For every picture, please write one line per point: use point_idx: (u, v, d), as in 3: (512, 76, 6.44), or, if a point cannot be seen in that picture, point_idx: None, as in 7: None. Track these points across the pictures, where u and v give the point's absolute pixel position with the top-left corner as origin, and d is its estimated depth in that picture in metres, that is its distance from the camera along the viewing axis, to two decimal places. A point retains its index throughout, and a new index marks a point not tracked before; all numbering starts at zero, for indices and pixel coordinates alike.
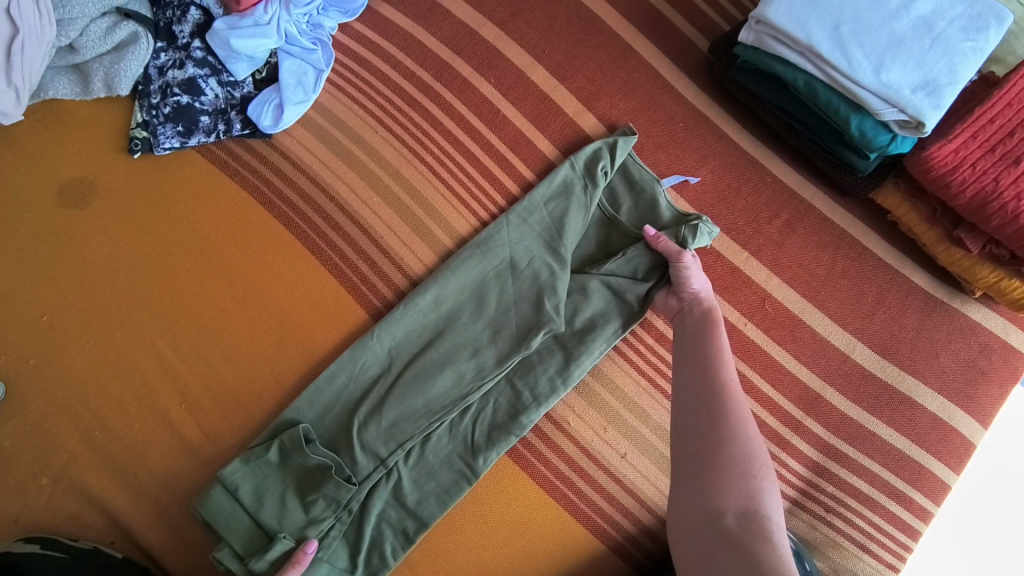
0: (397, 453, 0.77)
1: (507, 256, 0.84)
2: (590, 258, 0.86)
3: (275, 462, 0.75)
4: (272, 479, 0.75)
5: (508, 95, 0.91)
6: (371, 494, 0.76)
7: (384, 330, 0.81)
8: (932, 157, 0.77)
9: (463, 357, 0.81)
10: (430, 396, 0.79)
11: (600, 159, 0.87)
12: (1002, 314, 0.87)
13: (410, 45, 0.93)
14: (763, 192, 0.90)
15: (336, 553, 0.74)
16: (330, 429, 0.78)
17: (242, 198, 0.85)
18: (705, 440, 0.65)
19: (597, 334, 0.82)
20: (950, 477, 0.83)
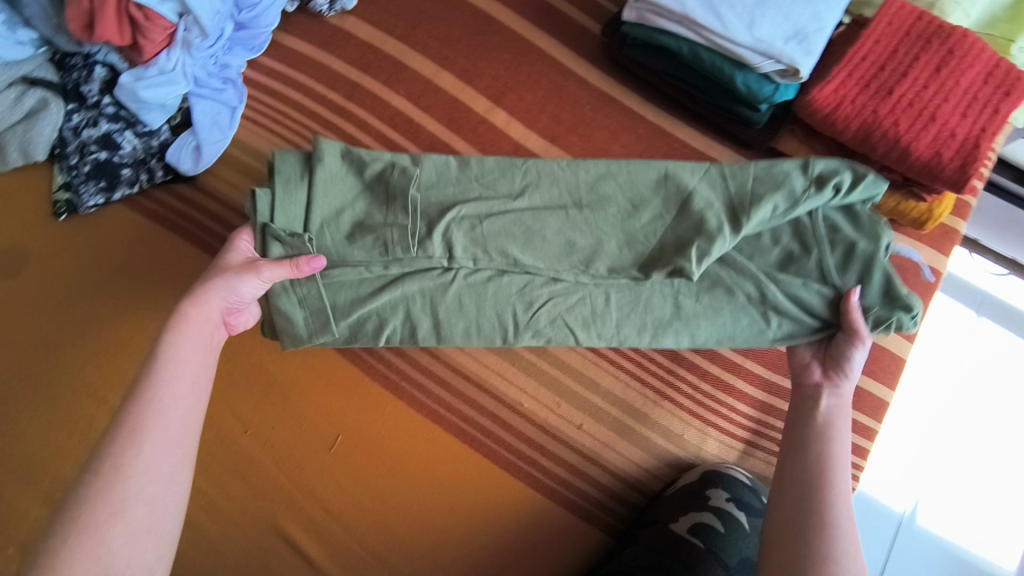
0: (469, 261, 0.79)
1: (685, 196, 0.80)
2: (784, 233, 0.80)
3: (362, 178, 0.80)
4: (345, 190, 0.79)
5: (419, 104, 0.95)
6: (401, 300, 0.79)
7: (533, 165, 0.82)
8: (814, 99, 0.83)
9: (624, 176, 0.82)
10: (546, 242, 0.80)
11: (838, 174, 0.77)
12: (911, 234, 0.92)
13: (318, 71, 0.96)
14: (674, 157, 0.95)
15: (343, 272, 0.77)
16: (430, 192, 0.81)
17: (174, 242, 0.87)
18: (800, 531, 0.68)
19: (711, 313, 0.79)
20: (888, 394, 0.88)
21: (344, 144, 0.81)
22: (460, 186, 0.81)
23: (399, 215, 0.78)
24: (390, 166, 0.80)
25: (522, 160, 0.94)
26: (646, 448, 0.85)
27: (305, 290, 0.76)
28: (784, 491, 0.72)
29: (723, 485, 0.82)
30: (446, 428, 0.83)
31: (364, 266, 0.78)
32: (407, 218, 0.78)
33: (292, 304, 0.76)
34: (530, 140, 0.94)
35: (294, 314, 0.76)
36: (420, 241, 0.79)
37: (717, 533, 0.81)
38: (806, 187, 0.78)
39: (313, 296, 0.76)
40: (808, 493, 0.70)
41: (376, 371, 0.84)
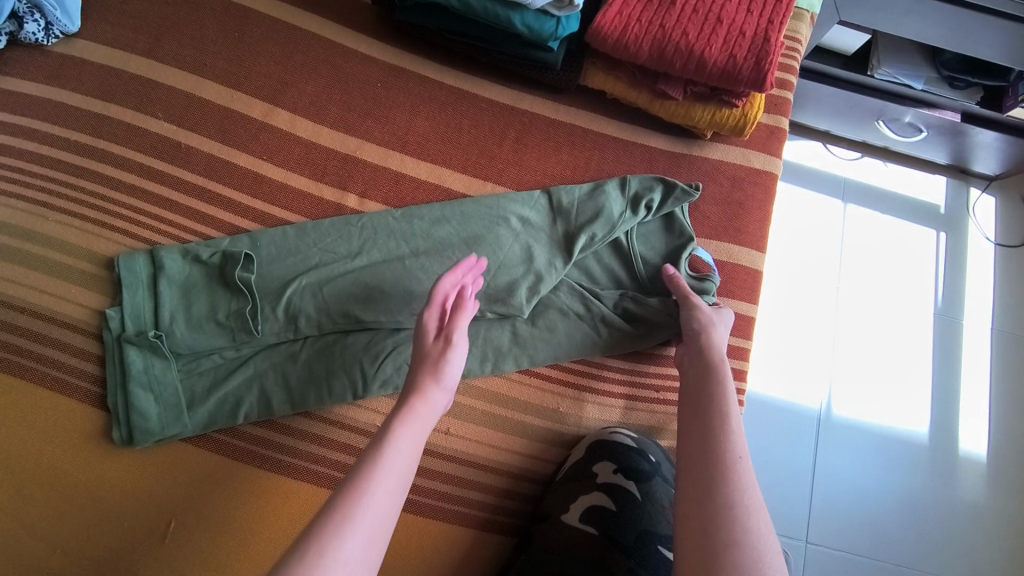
0: (314, 328, 0.75)
1: (503, 210, 0.82)
2: (628, 272, 0.83)
3: (209, 268, 0.76)
4: (190, 281, 0.76)
5: (185, 123, 0.82)
6: (262, 371, 0.74)
7: (371, 217, 0.81)
8: (600, 26, 0.77)
9: (462, 229, 0.81)
10: (396, 293, 0.77)
11: (647, 192, 0.83)
12: (737, 143, 0.90)
13: (51, 111, 0.81)
14: (484, 118, 0.87)
15: (192, 366, 0.74)
16: (274, 269, 0.77)
17: None
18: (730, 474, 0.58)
19: (549, 306, 0.81)
20: (751, 309, 0.85)
21: (182, 245, 0.77)
22: (300, 253, 0.78)
23: (241, 296, 0.75)
24: (230, 250, 0.76)
25: (318, 159, 0.83)
26: (524, 433, 0.78)
27: (161, 394, 0.71)
28: (699, 472, 0.59)
29: (609, 455, 0.74)
30: (298, 477, 0.73)
31: (218, 351, 0.74)
32: (244, 298, 0.74)
33: (145, 408, 0.70)
34: (322, 135, 0.84)
35: (137, 410, 0.70)
36: (267, 315, 0.75)
37: (610, 513, 0.71)
38: (623, 210, 0.83)
39: (171, 391, 0.72)
40: (717, 464, 0.59)
41: (201, 438, 0.72)
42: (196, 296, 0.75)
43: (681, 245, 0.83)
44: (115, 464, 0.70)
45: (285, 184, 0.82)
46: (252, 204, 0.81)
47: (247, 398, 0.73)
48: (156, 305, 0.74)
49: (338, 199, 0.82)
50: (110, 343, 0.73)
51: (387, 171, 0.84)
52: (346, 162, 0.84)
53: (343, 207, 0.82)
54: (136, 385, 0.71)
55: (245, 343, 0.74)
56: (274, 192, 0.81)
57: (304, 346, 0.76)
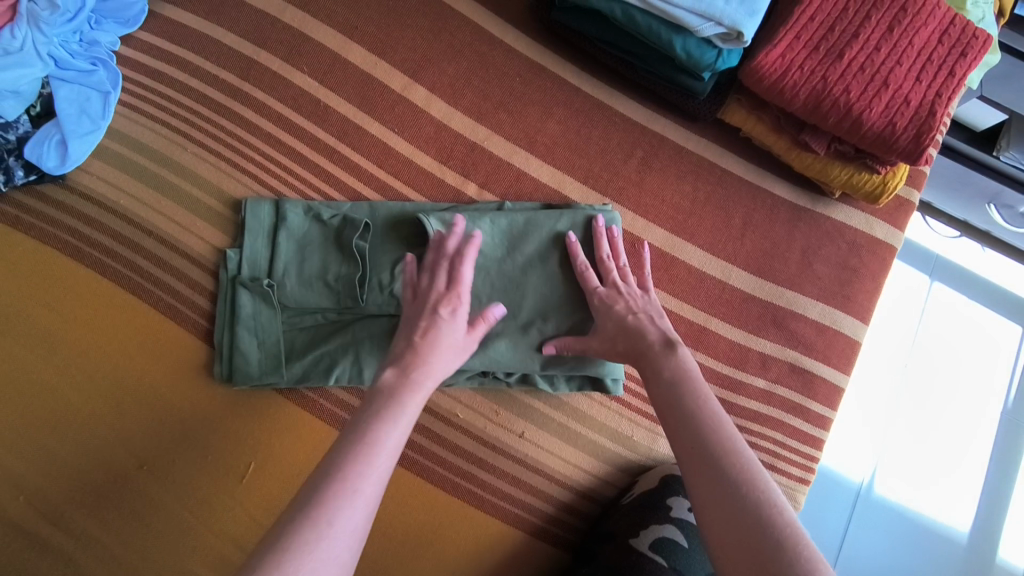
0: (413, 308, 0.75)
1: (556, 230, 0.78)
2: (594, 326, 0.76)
3: (326, 228, 0.77)
4: (305, 237, 0.76)
5: (327, 82, 0.83)
6: (361, 339, 0.74)
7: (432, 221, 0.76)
8: (761, 65, 0.75)
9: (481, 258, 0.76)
10: None
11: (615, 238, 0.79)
12: (864, 209, 0.87)
13: (206, 47, 0.83)
14: (614, 133, 0.86)
15: (293, 321, 0.75)
16: (386, 241, 0.77)
17: (40, 252, 0.75)
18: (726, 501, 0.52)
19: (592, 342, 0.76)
20: (843, 379, 0.82)
21: (306, 201, 0.78)
22: (412, 231, 0.78)
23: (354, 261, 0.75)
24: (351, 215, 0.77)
25: (446, 142, 0.84)
26: (593, 452, 0.78)
27: (264, 341, 0.73)
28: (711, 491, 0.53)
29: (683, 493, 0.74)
30: None
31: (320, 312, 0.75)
32: (355, 265, 0.75)
33: (248, 352, 0.72)
34: (454, 119, 0.84)
35: (239, 351, 0.72)
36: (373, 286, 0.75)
37: (680, 548, 0.70)
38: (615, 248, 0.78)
39: (273, 340, 0.73)
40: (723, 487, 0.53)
41: (290, 391, 0.74)
42: (309, 253, 0.76)
43: None
44: (210, 398, 0.73)
45: (410, 160, 0.83)
46: (376, 174, 0.82)
47: (345, 362, 0.74)
48: (272, 253, 0.75)
49: (458, 185, 0.83)
50: (223, 283, 0.75)
51: (511, 167, 0.84)
52: (473, 151, 0.84)
53: (461, 194, 0.83)
54: (242, 328, 0.73)
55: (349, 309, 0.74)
56: (399, 166, 0.82)
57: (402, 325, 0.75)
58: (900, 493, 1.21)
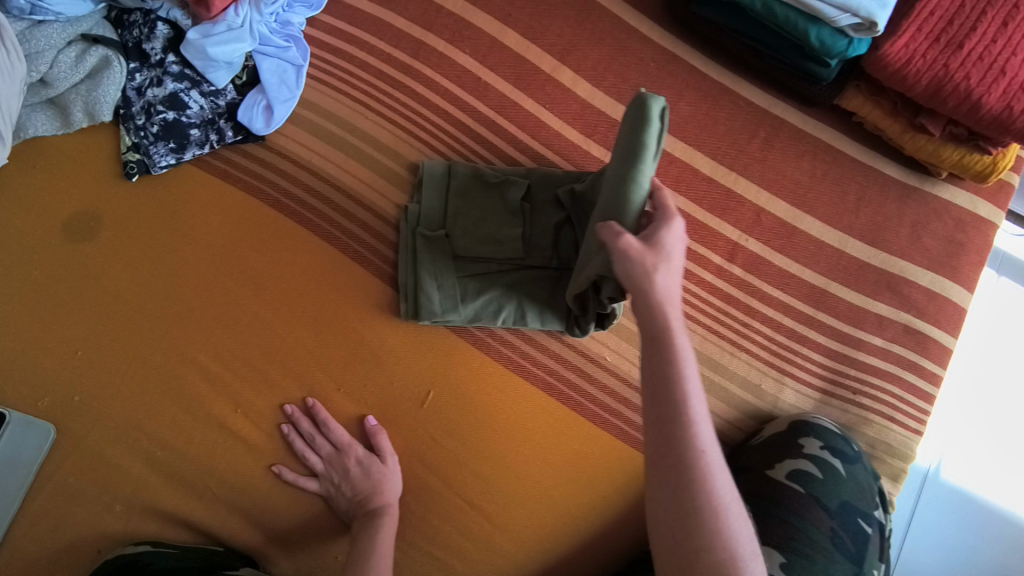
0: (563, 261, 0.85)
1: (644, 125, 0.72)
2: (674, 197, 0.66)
3: (491, 187, 0.86)
4: (472, 195, 0.86)
5: (486, 62, 0.93)
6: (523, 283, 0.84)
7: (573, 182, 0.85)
8: (887, 55, 0.83)
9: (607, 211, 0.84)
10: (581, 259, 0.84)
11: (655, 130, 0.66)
12: (969, 189, 0.95)
13: (380, 29, 0.94)
14: (739, 115, 0.96)
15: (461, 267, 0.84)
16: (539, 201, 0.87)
17: (246, 203, 0.85)
18: (687, 504, 0.53)
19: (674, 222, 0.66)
20: (952, 342, 0.90)
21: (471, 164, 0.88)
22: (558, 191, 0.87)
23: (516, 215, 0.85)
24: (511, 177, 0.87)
25: (591, 118, 0.93)
26: (723, 398, 0.87)
27: (443, 281, 0.82)
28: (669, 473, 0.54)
29: (813, 433, 0.81)
30: (534, 384, 0.84)
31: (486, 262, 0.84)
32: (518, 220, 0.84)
33: (430, 291, 0.81)
34: (597, 98, 0.94)
35: (421, 291, 0.81)
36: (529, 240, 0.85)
37: (815, 480, 0.77)
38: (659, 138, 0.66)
39: (450, 281, 0.82)
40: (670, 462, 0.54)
41: (461, 330, 0.84)
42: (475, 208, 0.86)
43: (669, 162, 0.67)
44: (393, 332, 0.83)
45: (560, 133, 0.92)
46: (530, 144, 0.92)
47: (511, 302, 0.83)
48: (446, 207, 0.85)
49: (601, 157, 0.92)
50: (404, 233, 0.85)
51: None
52: (614, 126, 0.93)
53: (604, 164, 0.92)
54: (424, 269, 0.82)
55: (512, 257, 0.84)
56: (550, 138, 0.92)
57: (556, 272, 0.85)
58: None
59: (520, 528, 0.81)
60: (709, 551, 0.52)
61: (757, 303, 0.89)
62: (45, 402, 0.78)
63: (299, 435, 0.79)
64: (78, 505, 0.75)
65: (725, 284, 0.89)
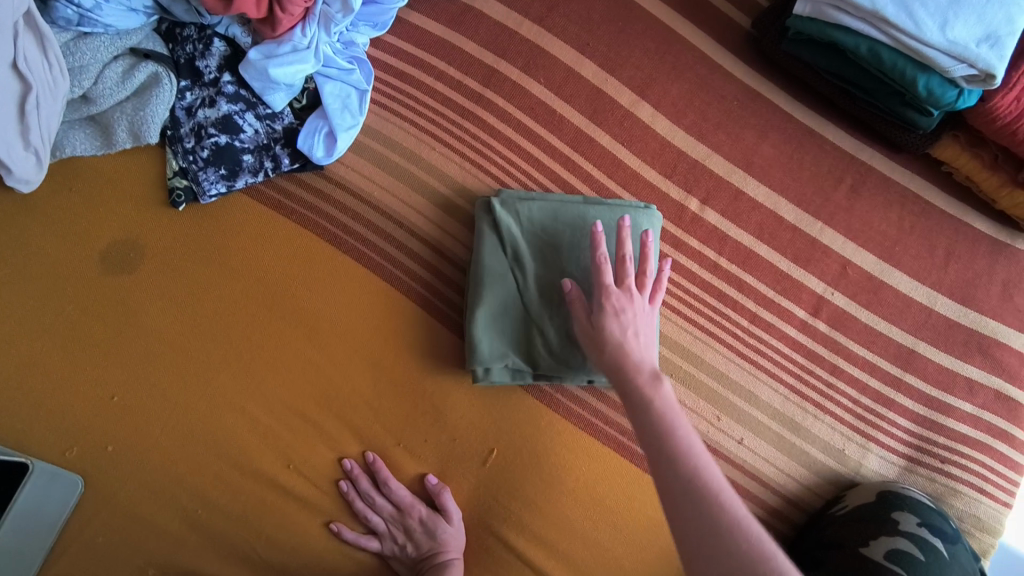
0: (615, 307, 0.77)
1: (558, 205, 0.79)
2: (543, 275, 0.77)
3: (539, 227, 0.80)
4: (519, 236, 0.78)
5: (561, 93, 0.87)
6: None
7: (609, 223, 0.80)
8: (996, 108, 0.78)
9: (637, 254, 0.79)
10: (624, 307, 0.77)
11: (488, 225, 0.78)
12: None
13: (449, 53, 0.87)
14: (824, 159, 0.90)
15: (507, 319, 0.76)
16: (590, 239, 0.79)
17: (302, 237, 0.79)
18: (709, 524, 0.56)
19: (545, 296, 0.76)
20: None
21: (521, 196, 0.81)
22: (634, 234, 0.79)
23: (585, 261, 0.77)
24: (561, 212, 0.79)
25: (670, 157, 0.87)
26: (805, 464, 0.82)
27: (503, 329, 0.76)
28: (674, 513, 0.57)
29: (908, 508, 0.75)
30: (609, 445, 0.78)
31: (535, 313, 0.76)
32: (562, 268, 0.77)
33: (490, 339, 0.75)
34: (677, 136, 0.88)
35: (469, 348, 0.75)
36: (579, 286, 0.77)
37: (918, 561, 0.71)
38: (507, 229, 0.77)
39: (512, 329, 0.76)
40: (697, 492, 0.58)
41: (530, 386, 0.78)
42: (541, 251, 0.78)
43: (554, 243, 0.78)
44: (458, 383, 0.77)
45: (637, 172, 0.86)
46: (606, 183, 0.85)
47: (573, 358, 0.76)
48: (513, 246, 0.77)
49: (681, 200, 0.86)
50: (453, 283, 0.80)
51: (730, 185, 0.87)
52: (695, 167, 0.87)
53: (684, 208, 0.86)
54: (484, 315, 0.75)
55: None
56: (627, 178, 0.86)
57: None
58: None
59: None
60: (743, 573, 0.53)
61: (843, 363, 0.84)
62: (74, 451, 0.70)
63: (358, 492, 0.72)
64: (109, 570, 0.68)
65: (809, 341, 0.84)
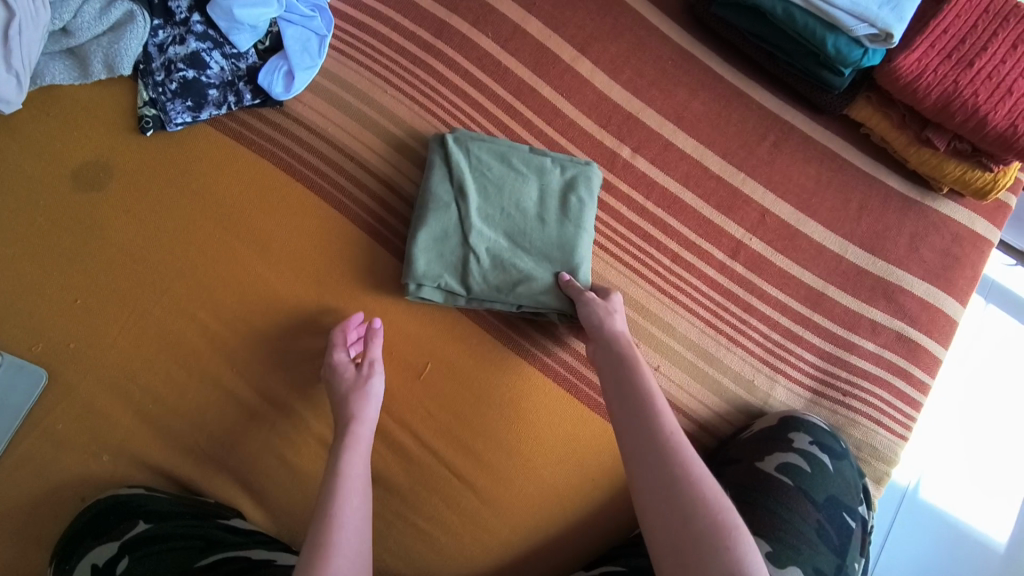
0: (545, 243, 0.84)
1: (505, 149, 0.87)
2: (485, 208, 0.84)
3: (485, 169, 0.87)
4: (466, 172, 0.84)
5: (507, 47, 0.95)
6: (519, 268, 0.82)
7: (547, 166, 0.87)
8: (899, 67, 0.84)
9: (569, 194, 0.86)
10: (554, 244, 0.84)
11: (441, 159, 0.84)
12: (967, 206, 0.97)
13: (405, 7, 0.95)
14: (750, 118, 0.97)
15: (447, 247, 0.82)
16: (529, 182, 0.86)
17: (259, 166, 0.86)
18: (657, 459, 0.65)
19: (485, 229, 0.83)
20: (941, 352, 0.92)
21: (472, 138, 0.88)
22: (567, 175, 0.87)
23: (524, 203, 0.85)
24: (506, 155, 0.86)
25: (606, 109, 0.95)
26: (718, 392, 0.88)
27: (442, 253, 0.82)
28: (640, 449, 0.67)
29: (804, 429, 0.82)
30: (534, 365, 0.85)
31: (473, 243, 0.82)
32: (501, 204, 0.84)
33: (429, 260, 0.81)
34: (614, 90, 0.95)
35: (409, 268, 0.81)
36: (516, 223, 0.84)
37: (804, 473, 0.79)
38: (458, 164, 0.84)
39: (450, 253, 0.82)
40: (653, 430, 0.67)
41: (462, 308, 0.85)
42: (485, 187, 0.85)
43: (498, 179, 0.85)
44: (394, 303, 0.84)
45: (574, 121, 0.94)
46: (545, 130, 0.93)
47: (504, 286, 0.81)
48: (459, 179, 0.83)
49: (614, 148, 0.93)
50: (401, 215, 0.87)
51: (661, 137, 0.95)
52: (628, 119, 0.95)
53: (616, 155, 0.93)
54: (425, 238, 0.81)
55: (513, 242, 0.83)
56: (565, 126, 0.93)
57: (549, 261, 0.83)
58: (997, 531, 1.13)
59: (517, 511, 0.81)
60: (691, 495, 0.62)
61: (756, 302, 0.91)
62: (38, 347, 0.77)
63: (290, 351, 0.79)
64: (66, 453, 0.75)
65: (725, 280, 0.91)
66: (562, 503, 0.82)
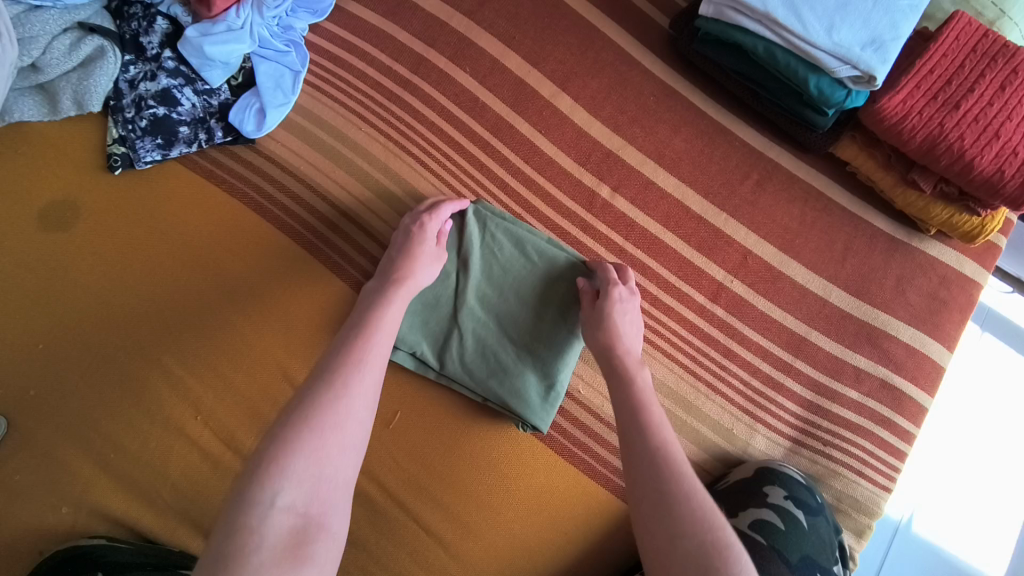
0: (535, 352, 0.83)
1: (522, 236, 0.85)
2: (481, 286, 0.84)
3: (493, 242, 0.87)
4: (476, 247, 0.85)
5: (485, 83, 0.93)
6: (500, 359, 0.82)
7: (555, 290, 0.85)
8: (884, 108, 0.82)
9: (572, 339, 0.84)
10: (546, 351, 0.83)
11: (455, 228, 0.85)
12: (955, 247, 0.95)
13: (382, 41, 0.93)
14: (733, 155, 0.95)
15: (436, 317, 0.83)
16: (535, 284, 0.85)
17: (230, 205, 0.84)
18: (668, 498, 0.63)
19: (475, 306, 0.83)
20: (927, 400, 0.90)
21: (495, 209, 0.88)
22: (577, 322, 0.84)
23: (523, 290, 0.84)
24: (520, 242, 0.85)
25: (585, 146, 0.93)
26: (695, 440, 0.86)
27: (426, 320, 0.83)
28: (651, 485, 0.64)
29: (779, 483, 0.81)
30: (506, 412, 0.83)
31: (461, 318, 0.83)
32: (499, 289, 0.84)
33: (413, 325, 0.82)
34: (594, 127, 0.94)
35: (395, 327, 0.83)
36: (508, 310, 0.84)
37: (778, 530, 0.79)
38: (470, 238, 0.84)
39: (434, 323, 0.83)
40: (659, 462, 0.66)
41: None
42: (488, 267, 0.85)
43: (502, 261, 0.84)
44: None
45: (553, 159, 0.92)
46: (522, 168, 0.91)
47: (478, 371, 0.81)
48: (465, 252, 0.84)
49: (593, 186, 0.92)
50: None
51: (641, 175, 0.93)
52: (608, 157, 0.93)
53: (595, 194, 0.91)
54: (416, 302, 0.83)
55: (500, 326, 0.83)
56: (543, 164, 0.91)
57: (531, 365, 0.83)
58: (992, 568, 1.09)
59: (485, 565, 0.79)
60: (702, 535, 0.60)
61: (737, 346, 0.89)
62: None
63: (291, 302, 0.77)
64: (23, 503, 0.73)
65: (705, 324, 0.89)
66: (532, 556, 0.80)
